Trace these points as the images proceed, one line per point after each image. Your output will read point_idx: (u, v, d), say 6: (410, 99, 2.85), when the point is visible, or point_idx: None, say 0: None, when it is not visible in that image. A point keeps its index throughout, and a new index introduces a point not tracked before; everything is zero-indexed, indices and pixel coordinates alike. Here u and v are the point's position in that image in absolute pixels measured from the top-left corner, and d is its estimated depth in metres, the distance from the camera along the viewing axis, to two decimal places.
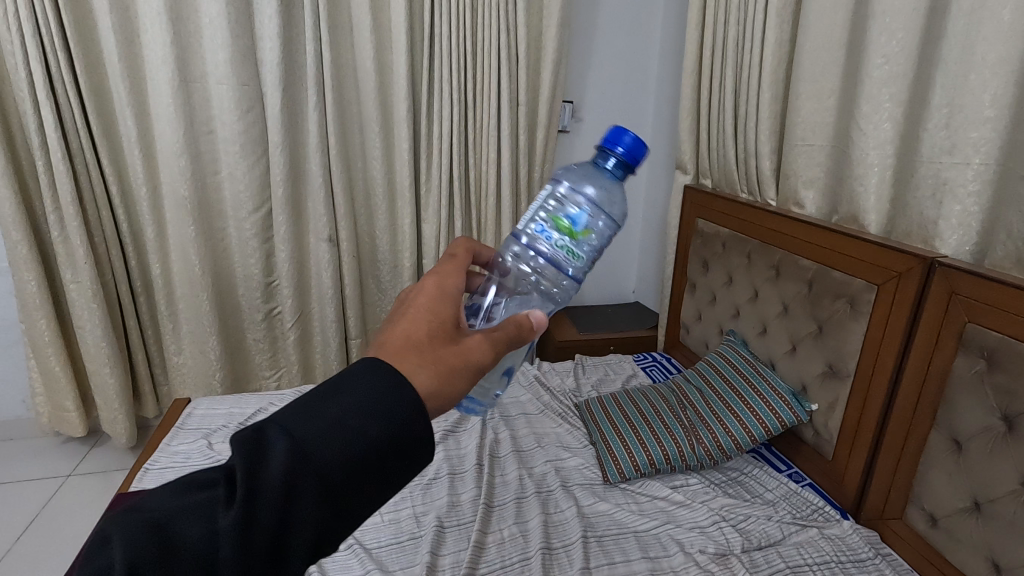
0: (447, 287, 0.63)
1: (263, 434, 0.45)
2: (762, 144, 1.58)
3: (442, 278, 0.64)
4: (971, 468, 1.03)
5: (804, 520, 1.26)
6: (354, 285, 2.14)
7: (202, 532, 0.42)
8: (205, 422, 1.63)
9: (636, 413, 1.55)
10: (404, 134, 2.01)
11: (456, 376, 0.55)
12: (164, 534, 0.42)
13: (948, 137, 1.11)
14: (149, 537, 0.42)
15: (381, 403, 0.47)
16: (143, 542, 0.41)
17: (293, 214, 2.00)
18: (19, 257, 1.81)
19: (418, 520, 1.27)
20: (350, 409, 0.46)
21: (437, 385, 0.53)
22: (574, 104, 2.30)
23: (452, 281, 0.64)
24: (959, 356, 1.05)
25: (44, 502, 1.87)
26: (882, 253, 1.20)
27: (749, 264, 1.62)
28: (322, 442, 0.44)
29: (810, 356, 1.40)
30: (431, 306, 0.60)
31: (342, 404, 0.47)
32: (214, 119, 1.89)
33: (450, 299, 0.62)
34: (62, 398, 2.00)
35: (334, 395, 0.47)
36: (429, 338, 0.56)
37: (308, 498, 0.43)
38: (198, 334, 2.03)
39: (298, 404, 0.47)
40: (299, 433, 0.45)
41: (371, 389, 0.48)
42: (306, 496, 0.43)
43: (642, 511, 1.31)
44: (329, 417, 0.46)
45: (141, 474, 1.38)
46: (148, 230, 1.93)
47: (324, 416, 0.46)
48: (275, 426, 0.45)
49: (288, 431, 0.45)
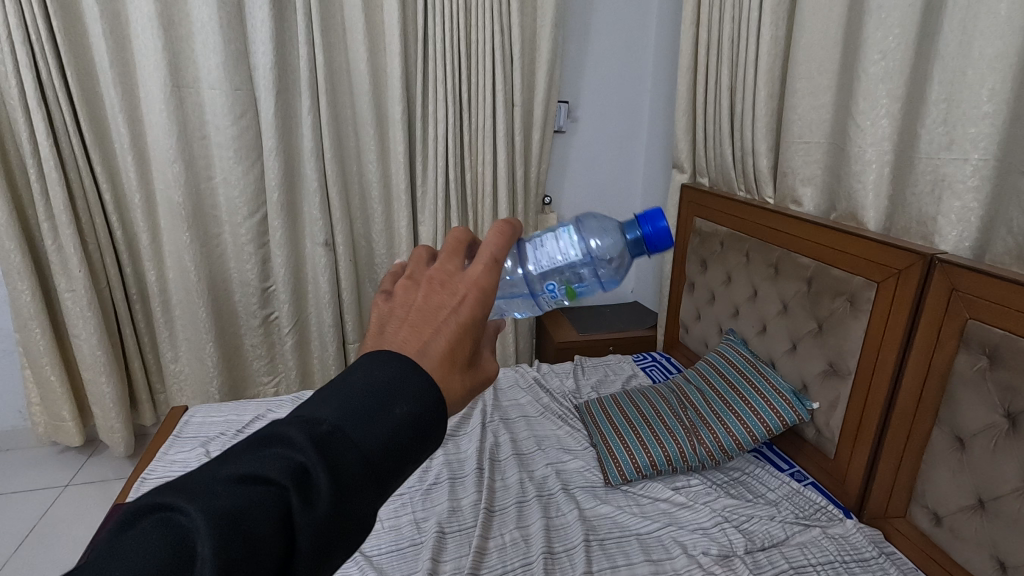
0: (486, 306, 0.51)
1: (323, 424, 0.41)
2: (759, 141, 1.57)
3: (473, 272, 0.51)
4: (974, 465, 1.02)
5: (807, 519, 1.26)
6: (351, 289, 2.13)
7: (280, 527, 0.37)
8: (202, 430, 1.61)
9: (637, 414, 1.54)
10: (399, 137, 2.00)
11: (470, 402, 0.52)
12: (233, 522, 0.35)
13: (947, 133, 1.10)
14: (220, 529, 0.35)
15: (437, 396, 0.45)
16: (224, 533, 0.35)
17: (288, 218, 1.99)
18: (12, 266, 1.79)
19: (419, 526, 1.26)
20: (415, 407, 0.43)
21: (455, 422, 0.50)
22: (570, 104, 2.30)
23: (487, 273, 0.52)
24: (960, 353, 1.04)
25: (42, 513, 1.86)
26: (882, 250, 1.19)
27: (748, 263, 1.62)
28: (391, 448, 0.42)
29: (810, 355, 1.40)
30: (470, 327, 0.50)
31: (404, 403, 0.43)
32: (208, 124, 1.88)
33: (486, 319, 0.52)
34: (59, 407, 1.99)
35: (396, 393, 0.43)
36: (466, 364, 0.49)
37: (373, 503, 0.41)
38: (195, 342, 2.02)
39: (351, 398, 0.43)
40: (353, 423, 0.41)
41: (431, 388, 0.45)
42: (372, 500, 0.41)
43: (644, 513, 1.30)
44: (400, 417, 0.43)
45: (138, 483, 1.38)
46: (143, 237, 1.92)
47: (393, 419, 0.42)
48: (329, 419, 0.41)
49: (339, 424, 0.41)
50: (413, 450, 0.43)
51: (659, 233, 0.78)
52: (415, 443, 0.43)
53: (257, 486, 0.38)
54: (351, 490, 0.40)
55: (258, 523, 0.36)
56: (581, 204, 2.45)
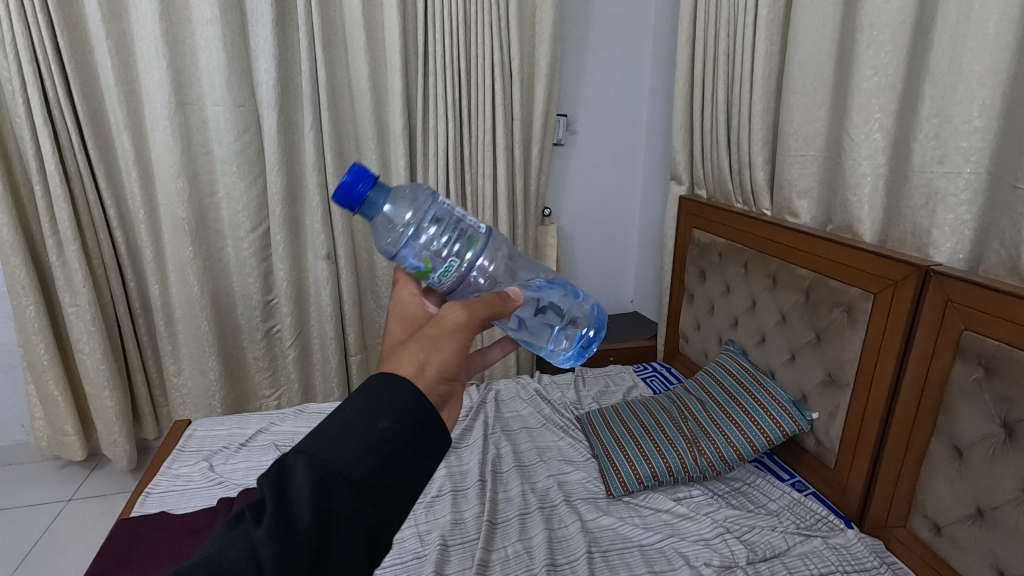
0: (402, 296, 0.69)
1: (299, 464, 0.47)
2: (756, 154, 1.60)
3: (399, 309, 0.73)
4: (973, 475, 1.03)
5: (808, 529, 1.26)
6: (353, 302, 2.14)
7: (242, 549, 0.44)
8: (206, 443, 1.62)
9: (638, 425, 1.55)
10: (401, 151, 2.02)
11: (438, 342, 0.59)
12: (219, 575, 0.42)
13: (938, 147, 1.12)
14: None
15: (419, 402, 0.52)
16: None
17: (290, 232, 2.01)
18: (17, 282, 1.81)
19: (422, 539, 1.27)
20: (392, 425, 0.50)
21: (423, 356, 0.57)
22: (569, 117, 2.33)
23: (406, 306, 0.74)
24: (956, 363, 1.06)
25: (45, 527, 1.86)
26: (878, 261, 1.21)
27: (746, 274, 1.63)
28: (334, 445, 0.48)
29: (809, 364, 1.41)
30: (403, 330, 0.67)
31: (385, 421, 0.50)
32: (211, 140, 1.91)
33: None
34: (62, 421, 2.00)
35: (374, 417, 0.50)
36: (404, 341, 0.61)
37: (339, 498, 0.46)
38: (197, 354, 2.03)
39: (327, 435, 0.49)
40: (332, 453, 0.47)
41: (366, 393, 0.52)
42: (335, 494, 0.46)
43: (646, 524, 1.31)
44: (337, 420, 0.49)
45: (142, 498, 1.38)
46: (147, 252, 1.94)
47: (340, 427, 0.49)
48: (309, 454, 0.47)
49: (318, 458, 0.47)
50: (396, 462, 0.49)
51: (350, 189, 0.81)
52: (397, 453, 0.49)
53: (232, 526, 0.47)
54: (301, 494, 0.45)
55: (224, 553, 0.44)
56: (580, 215, 2.47)
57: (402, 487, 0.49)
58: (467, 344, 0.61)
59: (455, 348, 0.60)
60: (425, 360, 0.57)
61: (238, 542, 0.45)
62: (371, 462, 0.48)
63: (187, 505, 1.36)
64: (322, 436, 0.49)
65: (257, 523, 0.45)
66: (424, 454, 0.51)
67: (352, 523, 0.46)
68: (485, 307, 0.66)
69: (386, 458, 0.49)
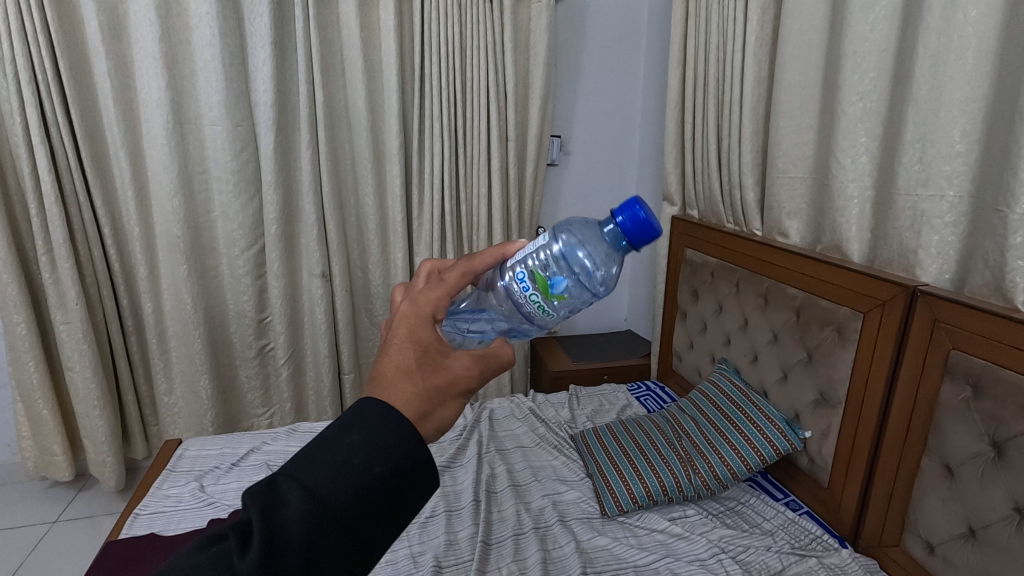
0: (424, 306, 0.60)
1: (286, 493, 0.45)
2: (746, 175, 1.63)
3: (417, 299, 0.61)
4: (964, 493, 1.03)
5: (803, 549, 1.27)
6: (347, 320, 2.13)
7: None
8: (197, 463, 1.61)
9: (633, 444, 1.55)
10: (396, 170, 2.04)
11: (445, 399, 0.56)
12: None
13: (923, 171, 1.15)
14: None
15: (419, 444, 0.50)
16: None
17: (285, 250, 2.01)
18: (9, 300, 1.80)
19: (415, 560, 1.26)
20: (390, 465, 0.48)
21: (427, 405, 0.54)
22: (562, 138, 2.36)
23: (430, 299, 0.61)
24: (945, 382, 1.07)
25: (29, 550, 1.82)
26: (866, 281, 1.23)
27: (738, 293, 1.65)
28: (328, 483, 0.45)
29: (801, 383, 1.41)
30: (418, 336, 0.58)
31: (382, 461, 0.47)
32: (208, 159, 1.92)
33: (430, 321, 0.60)
34: (50, 441, 1.97)
35: (372, 456, 0.47)
36: (414, 368, 0.56)
37: (325, 539, 0.44)
38: (190, 373, 2.02)
39: (321, 462, 0.47)
40: (325, 489, 0.45)
41: (369, 426, 0.49)
42: (321, 535, 0.44)
43: (641, 543, 1.30)
44: (337, 455, 0.47)
45: (131, 520, 1.37)
46: (141, 270, 1.93)
47: (335, 456, 0.47)
48: (301, 488, 0.45)
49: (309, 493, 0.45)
50: (387, 499, 0.47)
51: (642, 222, 0.80)
52: (391, 493, 0.48)
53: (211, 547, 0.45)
54: (285, 527, 0.44)
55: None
56: None
57: (388, 529, 0.48)
58: (462, 401, 0.60)
59: (455, 406, 0.58)
60: (429, 411, 0.54)
61: (218, 568, 0.43)
62: (364, 506, 0.46)
63: (176, 527, 1.34)
64: (320, 467, 0.46)
65: (240, 553, 0.43)
66: (413, 496, 0.49)
67: (335, 566, 0.44)
68: (491, 373, 0.65)
69: (378, 499, 0.47)
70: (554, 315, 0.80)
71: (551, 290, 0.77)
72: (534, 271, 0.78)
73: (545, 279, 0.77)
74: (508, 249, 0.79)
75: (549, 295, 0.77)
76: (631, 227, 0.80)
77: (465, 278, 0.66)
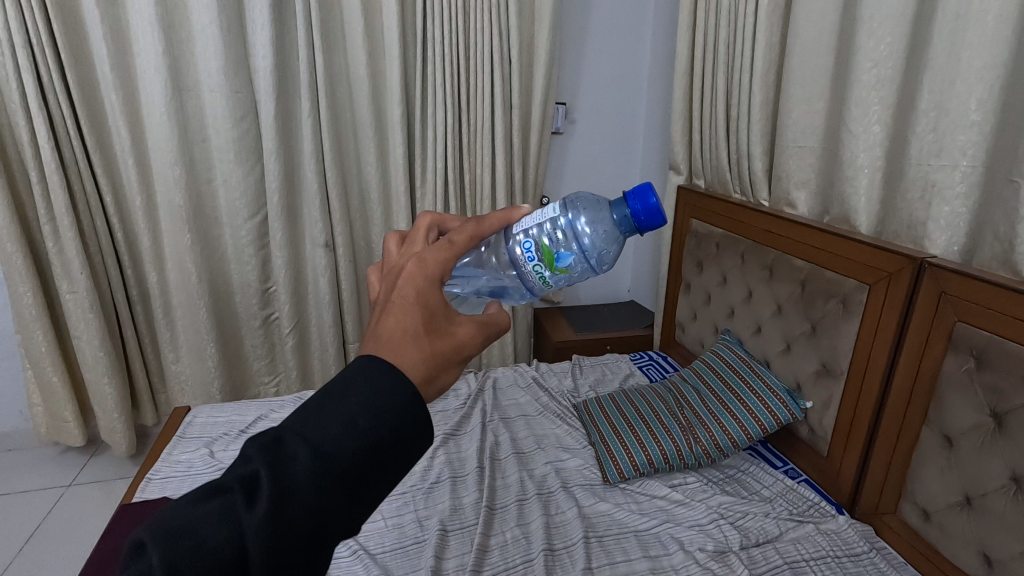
0: (431, 266, 0.61)
1: (291, 451, 0.45)
2: (754, 145, 1.60)
3: (425, 260, 0.61)
4: (962, 463, 1.05)
5: (801, 515, 1.30)
6: (351, 290, 2.14)
7: (227, 530, 0.43)
8: (206, 430, 1.63)
9: (635, 413, 1.57)
10: (399, 139, 2.01)
11: (447, 362, 0.56)
12: (194, 548, 0.42)
13: (936, 140, 1.13)
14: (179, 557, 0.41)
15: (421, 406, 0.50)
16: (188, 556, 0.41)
17: (288, 219, 2.00)
18: (14, 269, 1.80)
19: (422, 524, 1.29)
20: (393, 426, 0.48)
21: (431, 367, 0.54)
22: (567, 106, 2.32)
23: (436, 262, 0.61)
24: (948, 354, 1.07)
25: (46, 512, 1.87)
26: (874, 253, 1.22)
27: (742, 265, 1.64)
28: (333, 442, 0.46)
29: (804, 355, 1.42)
30: (422, 295, 0.58)
31: (387, 422, 0.48)
32: (208, 127, 1.89)
33: (436, 283, 0.61)
34: (61, 408, 2.01)
35: (377, 416, 0.47)
36: (419, 331, 0.56)
37: (330, 497, 0.45)
38: (195, 342, 2.04)
39: (326, 421, 0.47)
40: (331, 447, 0.46)
41: (372, 387, 0.49)
42: (327, 492, 0.44)
43: (642, 509, 1.33)
44: (342, 414, 0.47)
45: (144, 484, 1.40)
46: (144, 239, 1.93)
47: (341, 415, 0.47)
48: (306, 447, 0.45)
49: (314, 452, 0.45)
50: (390, 458, 0.48)
51: (651, 210, 0.82)
52: (393, 452, 0.48)
53: (215, 499, 0.45)
54: (291, 484, 0.44)
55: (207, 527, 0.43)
56: None
57: (388, 486, 0.49)
58: (462, 366, 0.60)
59: (454, 370, 0.58)
60: (433, 373, 0.54)
61: (225, 522, 0.43)
62: (368, 464, 0.47)
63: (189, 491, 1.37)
64: (324, 427, 0.46)
65: (247, 507, 0.44)
66: (413, 456, 0.50)
67: (338, 521, 0.45)
68: (491, 341, 0.65)
69: (380, 459, 0.47)
70: (552, 286, 0.80)
71: (554, 260, 0.77)
72: (541, 241, 0.78)
73: (551, 250, 0.77)
74: (515, 213, 0.75)
75: (552, 266, 0.77)
76: (641, 212, 0.82)
77: (471, 241, 0.66)
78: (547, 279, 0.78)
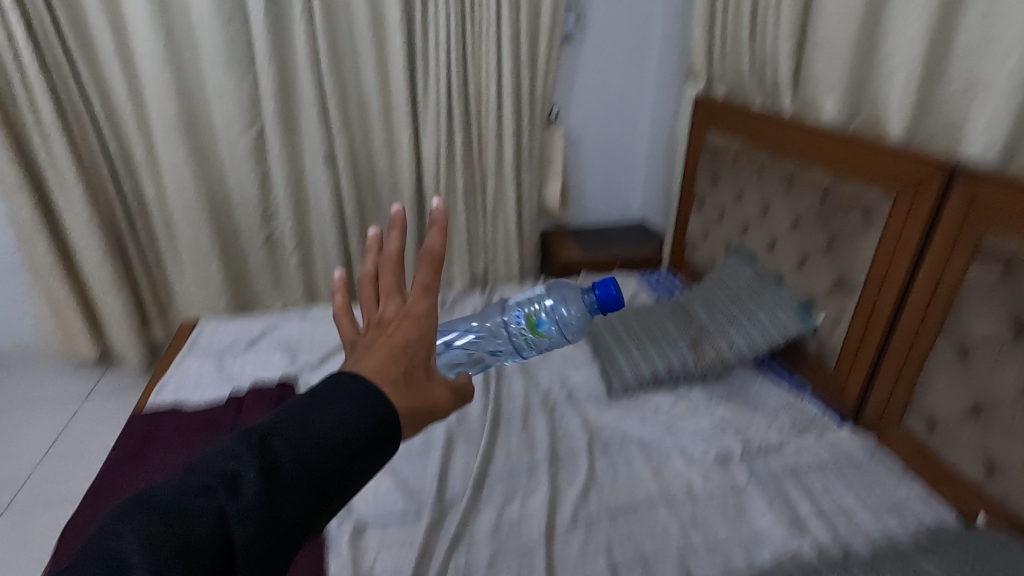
0: (414, 261, 0.50)
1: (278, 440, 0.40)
2: (781, 45, 1.48)
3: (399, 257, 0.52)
4: (975, 373, 1.03)
5: (802, 425, 1.31)
6: (354, 208, 2.08)
7: (209, 515, 0.36)
8: (214, 342, 1.64)
9: (641, 329, 1.56)
10: (398, 44, 1.89)
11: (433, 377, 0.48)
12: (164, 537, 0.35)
13: (989, 27, 1.03)
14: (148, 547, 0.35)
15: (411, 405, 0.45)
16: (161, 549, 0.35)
17: (285, 132, 1.92)
18: (7, 181, 1.76)
19: (428, 433, 1.32)
20: (391, 411, 0.43)
21: (416, 387, 0.46)
22: (579, 9, 2.16)
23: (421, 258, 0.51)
24: (973, 264, 1.02)
25: (66, 422, 1.93)
26: (903, 159, 1.15)
27: (760, 177, 1.57)
28: (324, 430, 0.41)
29: (819, 269, 1.38)
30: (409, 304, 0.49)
31: (386, 407, 0.43)
32: (195, 29, 1.78)
33: (428, 285, 0.50)
34: (72, 323, 2.03)
35: (374, 402, 0.43)
36: (405, 346, 0.47)
37: (318, 489, 0.39)
38: (198, 260, 2.01)
39: (318, 408, 0.42)
40: (321, 433, 0.40)
41: (365, 383, 0.43)
42: (317, 484, 0.39)
43: (645, 420, 1.35)
44: (335, 405, 0.42)
45: (156, 392, 1.42)
46: (138, 152, 1.86)
47: (334, 405, 0.42)
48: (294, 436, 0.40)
49: (303, 441, 0.40)
50: (386, 451, 0.43)
51: (611, 296, 0.97)
52: (389, 445, 0.43)
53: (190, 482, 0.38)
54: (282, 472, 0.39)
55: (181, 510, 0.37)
56: (589, 116, 2.37)
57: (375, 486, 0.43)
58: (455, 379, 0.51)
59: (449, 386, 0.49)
60: (424, 393, 0.46)
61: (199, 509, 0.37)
62: (361, 460, 0.41)
63: (199, 399, 1.39)
64: (314, 419, 0.41)
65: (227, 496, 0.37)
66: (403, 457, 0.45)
67: (325, 517, 0.40)
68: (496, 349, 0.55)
69: (376, 454, 0.42)
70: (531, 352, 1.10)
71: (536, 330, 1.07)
72: (526, 313, 1.09)
73: (533, 323, 1.07)
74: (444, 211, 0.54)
75: (535, 332, 1.07)
76: (603, 300, 0.97)
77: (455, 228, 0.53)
78: (531, 342, 1.08)
